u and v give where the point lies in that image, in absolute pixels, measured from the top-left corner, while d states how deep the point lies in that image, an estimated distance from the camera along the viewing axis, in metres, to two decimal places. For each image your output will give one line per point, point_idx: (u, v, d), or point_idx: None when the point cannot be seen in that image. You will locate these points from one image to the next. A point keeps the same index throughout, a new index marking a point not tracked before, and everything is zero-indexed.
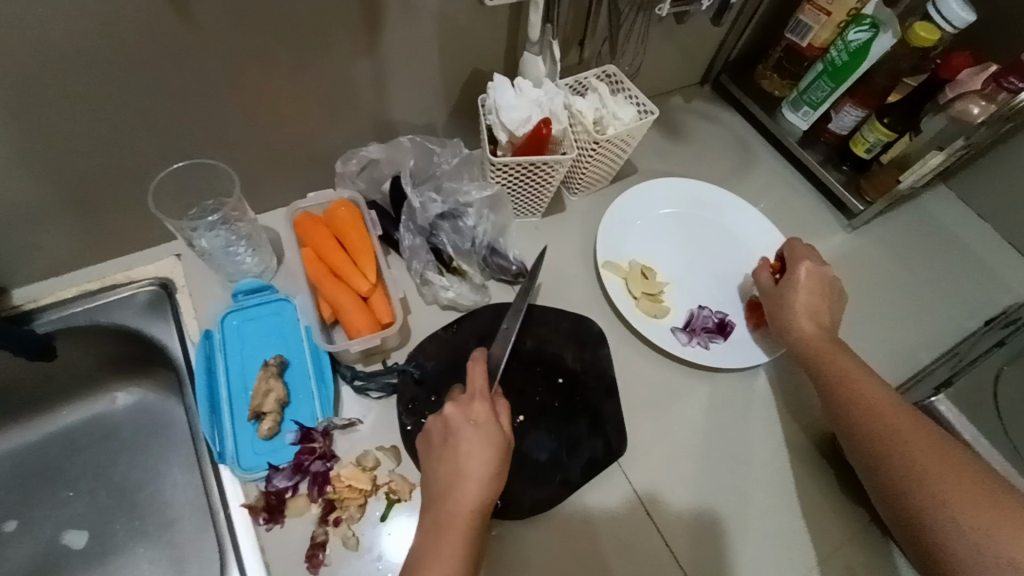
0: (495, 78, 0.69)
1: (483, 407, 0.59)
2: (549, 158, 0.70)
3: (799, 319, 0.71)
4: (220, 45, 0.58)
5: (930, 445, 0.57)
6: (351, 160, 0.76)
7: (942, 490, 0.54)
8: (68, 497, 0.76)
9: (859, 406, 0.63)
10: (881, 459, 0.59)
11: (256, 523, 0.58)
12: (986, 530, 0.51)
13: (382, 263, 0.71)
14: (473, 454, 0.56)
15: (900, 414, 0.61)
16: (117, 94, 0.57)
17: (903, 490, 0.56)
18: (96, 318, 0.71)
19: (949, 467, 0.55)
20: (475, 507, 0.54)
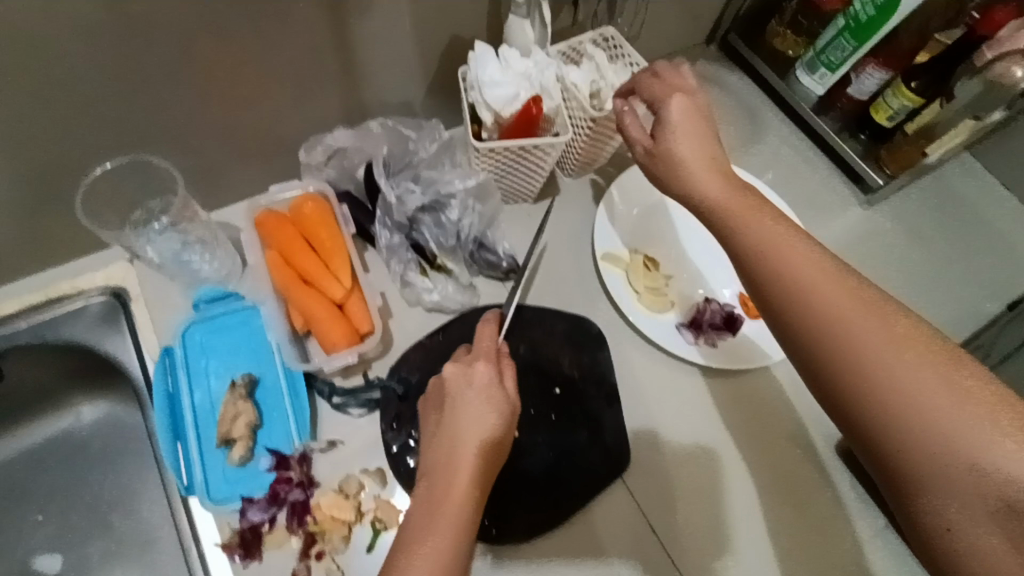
0: (476, 46, 0.60)
1: (486, 367, 0.55)
2: (540, 140, 0.61)
3: (687, 171, 0.52)
4: (141, 22, 0.48)
5: (901, 331, 0.40)
6: (316, 149, 0.67)
7: (932, 393, 0.38)
8: (37, 521, 0.72)
9: (792, 289, 0.43)
10: (846, 367, 0.40)
11: (232, 561, 0.54)
12: (976, 434, 0.36)
13: (357, 264, 0.64)
14: (474, 420, 0.52)
15: (840, 294, 0.42)
16: (24, 87, 0.48)
17: (857, 399, 0.40)
18: (45, 336, 0.64)
19: (926, 362, 0.39)
20: (476, 475, 0.49)
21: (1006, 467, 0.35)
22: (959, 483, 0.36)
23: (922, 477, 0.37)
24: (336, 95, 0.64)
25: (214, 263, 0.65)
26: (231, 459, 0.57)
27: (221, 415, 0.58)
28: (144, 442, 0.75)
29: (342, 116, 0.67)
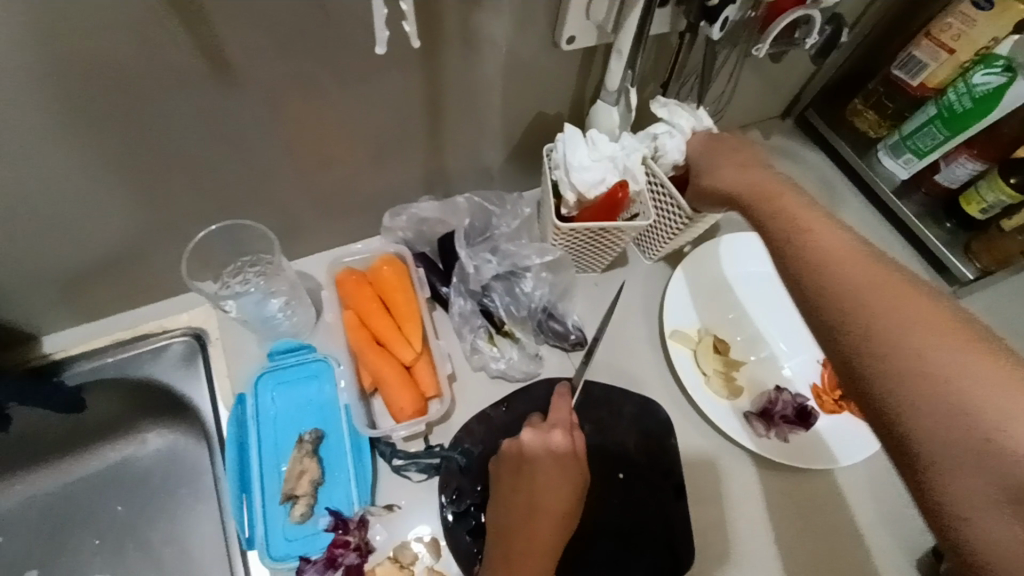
0: (566, 128, 0.61)
1: (562, 437, 0.55)
2: (621, 224, 0.61)
3: (726, 172, 0.58)
4: (262, 101, 0.52)
5: (923, 311, 0.40)
6: (400, 216, 0.69)
7: (952, 360, 0.37)
8: (94, 547, 0.74)
9: (811, 257, 0.45)
10: (856, 322, 0.41)
11: None
12: (1004, 409, 0.35)
13: (429, 329, 0.65)
14: (551, 488, 0.52)
15: (871, 280, 0.43)
16: (154, 155, 0.53)
17: (867, 367, 0.40)
18: (128, 371, 0.67)
19: (950, 337, 0.38)
20: (548, 548, 0.50)
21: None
22: (984, 461, 0.35)
23: (945, 458, 0.36)
24: (422, 163, 0.67)
25: (292, 317, 0.66)
26: (292, 517, 0.57)
27: (288, 471, 0.59)
28: (201, 474, 0.77)
29: (425, 181, 0.69)
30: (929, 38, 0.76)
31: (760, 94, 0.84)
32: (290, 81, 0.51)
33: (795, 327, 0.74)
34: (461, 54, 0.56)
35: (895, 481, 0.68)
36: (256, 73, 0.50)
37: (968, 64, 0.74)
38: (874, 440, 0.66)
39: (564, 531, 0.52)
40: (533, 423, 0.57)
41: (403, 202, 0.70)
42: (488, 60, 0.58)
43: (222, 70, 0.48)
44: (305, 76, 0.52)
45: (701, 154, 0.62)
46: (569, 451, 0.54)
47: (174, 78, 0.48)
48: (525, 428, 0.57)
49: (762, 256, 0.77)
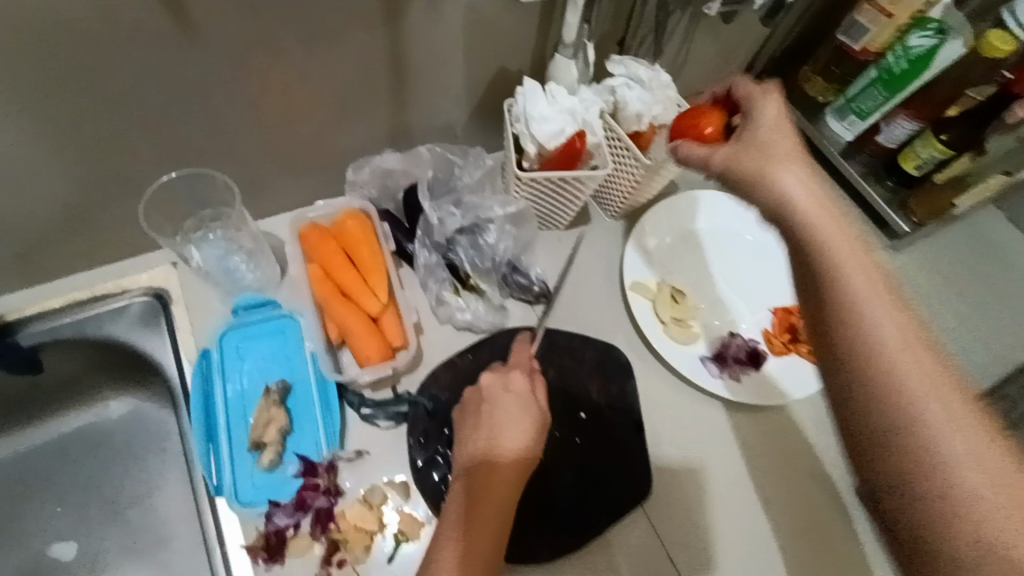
0: (525, 81, 0.62)
1: (521, 378, 0.57)
2: (582, 174, 0.63)
3: (784, 183, 0.47)
4: (218, 47, 0.51)
5: (930, 367, 0.39)
6: (363, 169, 0.69)
7: (941, 421, 0.37)
8: (54, 513, 0.72)
9: (832, 276, 0.43)
10: (856, 334, 0.41)
11: (256, 564, 0.54)
12: (980, 476, 0.36)
13: (395, 282, 0.66)
14: (512, 424, 0.54)
15: (895, 312, 0.41)
16: (103, 103, 0.51)
17: (858, 379, 0.40)
18: (84, 333, 0.65)
19: (947, 397, 0.38)
20: (509, 482, 0.52)
21: (994, 514, 0.35)
22: (951, 520, 0.36)
23: (909, 500, 0.37)
24: (384, 118, 0.66)
25: (255, 272, 0.67)
26: (260, 464, 0.58)
27: (255, 420, 0.59)
28: (167, 437, 0.76)
29: (387, 138, 0.69)
30: (869, 4, 0.80)
31: (717, 59, 0.86)
32: (245, 25, 0.50)
33: (750, 278, 0.78)
34: (422, 2, 0.56)
35: None
36: (211, 17, 0.48)
37: (906, 28, 0.79)
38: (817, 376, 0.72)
39: (526, 466, 0.53)
40: (494, 367, 0.59)
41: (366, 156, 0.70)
42: (449, 10, 0.58)
43: (173, 12, 0.47)
44: (262, 21, 0.51)
45: (742, 165, 0.50)
46: (527, 390, 0.56)
47: (122, 18, 0.46)
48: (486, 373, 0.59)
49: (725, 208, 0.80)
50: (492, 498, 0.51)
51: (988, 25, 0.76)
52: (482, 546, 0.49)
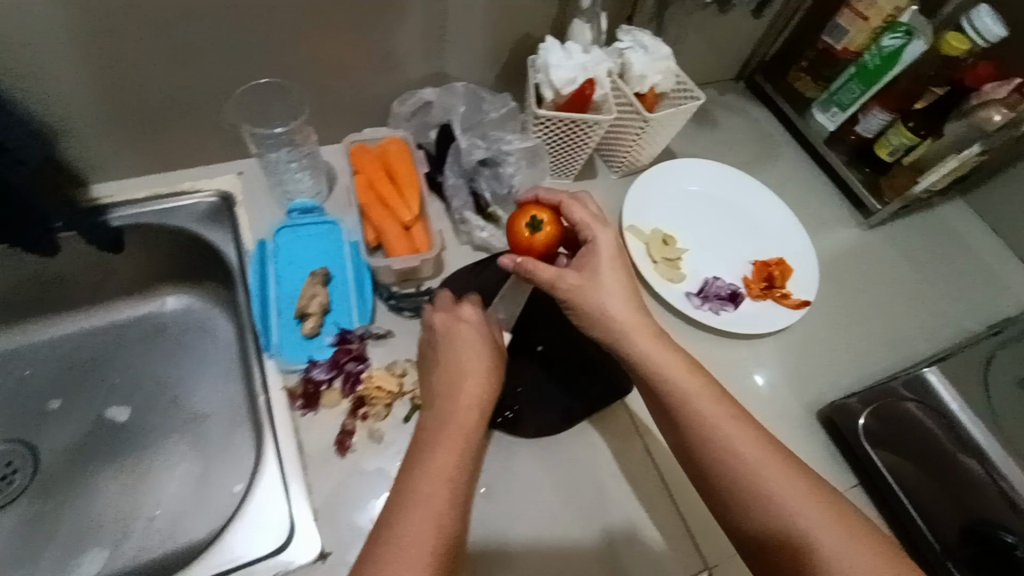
0: (549, 39, 0.75)
1: (471, 309, 0.62)
2: (590, 120, 0.76)
3: (605, 301, 0.60)
4: None
5: (734, 424, 0.56)
6: (406, 102, 0.81)
7: (753, 470, 0.54)
8: (113, 384, 0.82)
9: (684, 431, 0.58)
10: (709, 482, 0.57)
11: (293, 408, 0.65)
12: (779, 496, 0.53)
13: (427, 198, 0.77)
14: (466, 350, 0.58)
15: (711, 391, 0.59)
16: (207, 21, 0.64)
17: (716, 505, 0.56)
18: (160, 222, 0.76)
19: (749, 441, 0.56)
20: (475, 398, 0.55)
21: (788, 511, 0.52)
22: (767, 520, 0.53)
23: (740, 517, 0.54)
24: (425, 61, 0.79)
25: (308, 180, 0.79)
26: (303, 330, 0.68)
27: (302, 293, 0.70)
28: (215, 331, 0.86)
29: (426, 80, 0.81)
30: (850, 8, 0.92)
31: (714, 47, 0.99)
32: None
33: (732, 235, 0.89)
34: None
35: (802, 355, 0.82)
36: None
37: (878, 30, 0.91)
38: (787, 316, 0.82)
39: (487, 396, 0.56)
40: (444, 300, 0.64)
41: (408, 92, 0.82)
42: None
43: None
44: None
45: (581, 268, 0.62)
46: (476, 316, 0.61)
47: None
48: (440, 296, 0.65)
49: (714, 178, 0.93)
50: (457, 430, 0.52)
51: (948, 28, 0.88)
52: (454, 474, 0.49)
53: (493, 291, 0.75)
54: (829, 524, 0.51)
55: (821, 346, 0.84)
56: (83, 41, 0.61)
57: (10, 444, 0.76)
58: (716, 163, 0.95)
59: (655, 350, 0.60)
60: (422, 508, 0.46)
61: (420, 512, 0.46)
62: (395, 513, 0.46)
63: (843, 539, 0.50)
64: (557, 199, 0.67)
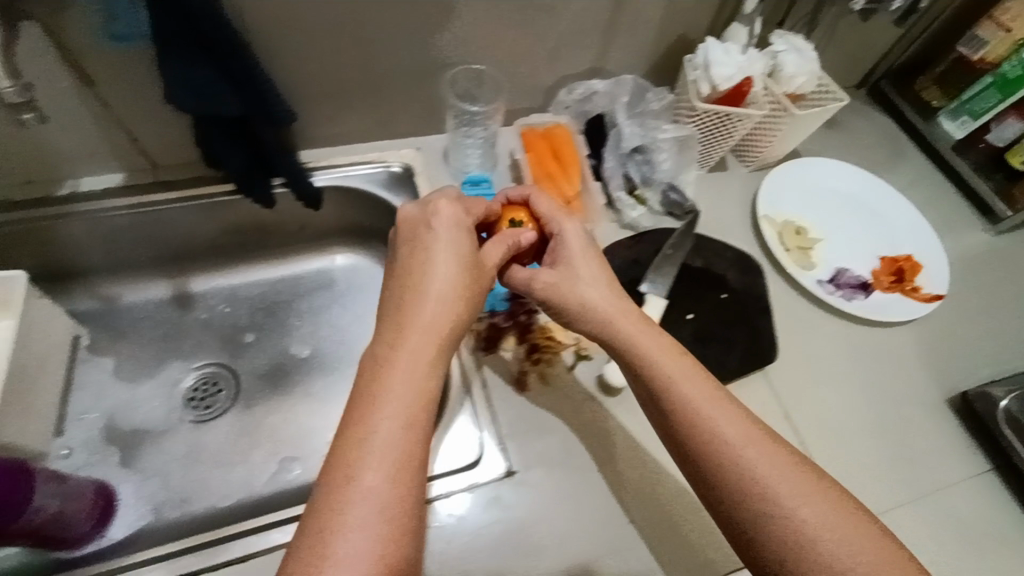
0: (708, 41, 0.82)
1: (450, 210, 0.61)
2: (745, 112, 0.83)
3: (586, 291, 0.63)
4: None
5: (731, 414, 0.55)
6: (574, 91, 0.90)
7: (755, 461, 0.52)
8: (295, 325, 0.94)
9: (679, 421, 0.56)
10: (703, 473, 0.54)
11: (477, 347, 0.76)
12: (781, 488, 0.51)
13: (587, 175, 0.86)
14: (441, 259, 0.58)
15: (690, 367, 0.58)
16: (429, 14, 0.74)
17: (714, 498, 0.54)
18: (352, 184, 0.87)
19: (752, 434, 0.54)
20: (442, 319, 0.54)
21: (791, 506, 0.50)
22: (770, 517, 0.50)
23: (741, 513, 0.52)
24: (590, 54, 0.88)
25: (481, 154, 0.90)
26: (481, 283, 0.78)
27: None
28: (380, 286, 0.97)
29: (587, 72, 0.90)
30: (991, 20, 0.95)
31: (849, 52, 1.03)
32: None
33: (862, 229, 0.93)
34: None
35: (932, 346, 0.86)
36: None
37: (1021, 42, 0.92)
38: (919, 309, 0.86)
39: (453, 318, 0.55)
40: (427, 216, 0.61)
41: (573, 81, 0.91)
42: None
43: None
44: None
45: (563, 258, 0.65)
46: (453, 218, 0.61)
47: None
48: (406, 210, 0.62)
49: (847, 174, 0.97)
50: (409, 358, 0.51)
51: None
52: (416, 407, 0.49)
53: (646, 261, 0.82)
54: (836, 520, 0.49)
55: (949, 338, 0.87)
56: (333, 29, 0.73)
57: (215, 367, 0.90)
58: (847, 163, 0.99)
59: (638, 328, 0.61)
60: (381, 447, 0.46)
61: (379, 448, 0.46)
62: (355, 449, 0.46)
63: (826, 511, 0.50)
64: (522, 194, 0.71)
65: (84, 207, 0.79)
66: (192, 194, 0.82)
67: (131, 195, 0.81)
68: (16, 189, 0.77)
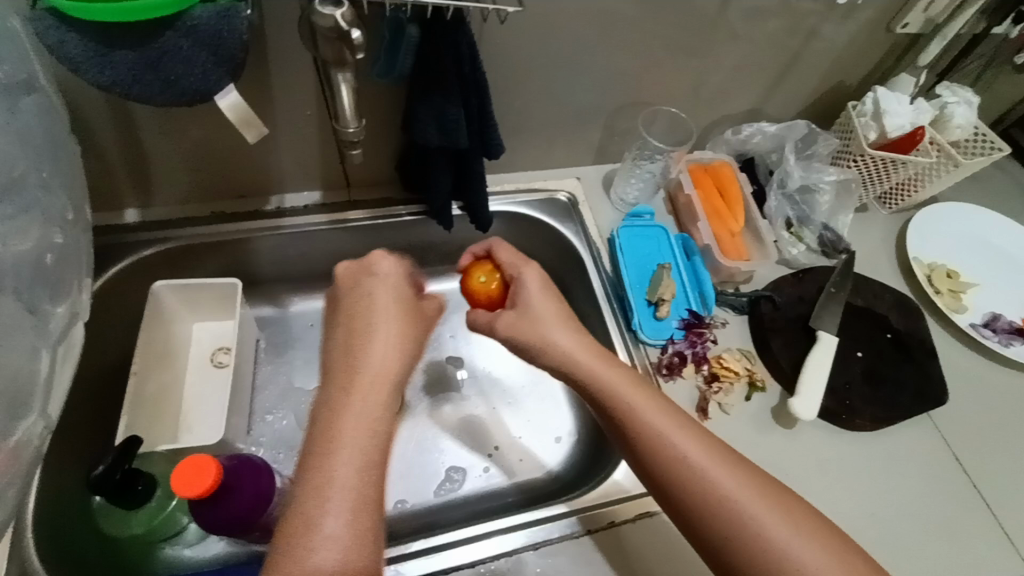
0: (878, 89, 0.85)
1: (393, 265, 0.56)
2: (914, 157, 0.86)
3: (551, 327, 0.62)
4: (697, 38, 0.81)
5: (698, 443, 0.56)
6: (741, 132, 0.93)
7: (728, 489, 0.53)
8: (447, 338, 0.97)
9: (648, 453, 0.56)
10: (679, 505, 0.55)
11: (658, 375, 0.78)
12: (759, 517, 0.52)
13: (753, 212, 0.89)
14: (376, 309, 0.53)
15: (654, 399, 0.58)
16: (621, 61, 0.81)
17: (693, 530, 0.55)
18: (520, 210, 0.92)
19: (723, 460, 0.55)
20: (389, 372, 0.50)
21: (773, 533, 0.51)
22: (754, 548, 0.51)
23: (721, 544, 0.53)
24: (752, 99, 0.93)
25: (643, 186, 0.94)
26: (658, 313, 0.82)
27: (656, 283, 0.83)
28: None
29: (745, 115, 0.95)
30: None
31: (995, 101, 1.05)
32: (722, 27, 0.80)
33: (1013, 276, 0.94)
34: (825, 28, 0.84)
35: None
36: (708, 19, 0.79)
37: None
38: None
39: (404, 370, 0.51)
40: (348, 268, 0.56)
41: (738, 124, 0.96)
42: (836, 34, 0.85)
43: (693, 16, 0.78)
44: (730, 28, 0.81)
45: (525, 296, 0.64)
46: (395, 273, 0.56)
47: (668, 14, 0.76)
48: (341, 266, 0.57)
49: (995, 220, 0.97)
50: (362, 412, 0.47)
51: None
52: (371, 461, 0.45)
53: (810, 299, 0.86)
54: (817, 548, 0.50)
55: None
56: (537, 73, 0.80)
57: None
58: (992, 208, 0.99)
59: (595, 362, 0.60)
60: (338, 487, 0.44)
61: (335, 502, 0.43)
62: (315, 500, 0.43)
63: (802, 533, 0.51)
64: (484, 247, 0.73)
65: (289, 221, 0.85)
66: (380, 213, 0.88)
67: (330, 211, 0.87)
68: (231, 203, 0.85)
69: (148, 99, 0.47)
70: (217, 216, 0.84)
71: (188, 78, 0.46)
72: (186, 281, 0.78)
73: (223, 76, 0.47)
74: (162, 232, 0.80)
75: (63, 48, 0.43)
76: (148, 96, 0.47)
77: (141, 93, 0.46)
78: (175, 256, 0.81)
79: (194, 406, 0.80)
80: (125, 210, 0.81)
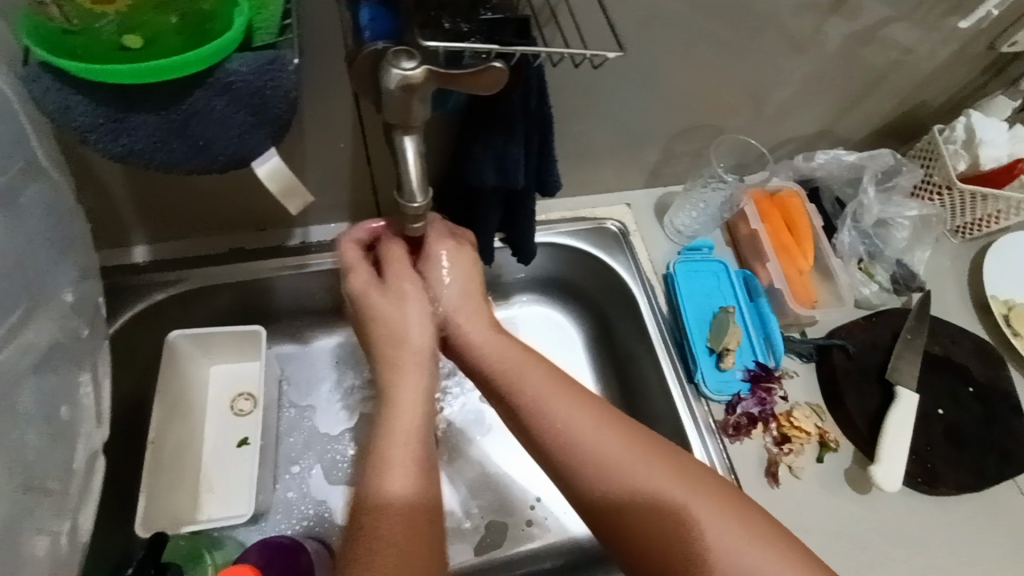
0: (972, 113, 0.77)
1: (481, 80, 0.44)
2: (1007, 193, 0.78)
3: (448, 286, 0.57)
4: (767, 61, 0.72)
5: (587, 411, 0.52)
6: (813, 158, 0.85)
7: (618, 457, 0.50)
8: None
9: (537, 428, 0.52)
10: (572, 481, 0.51)
11: (724, 434, 0.72)
12: (645, 479, 0.49)
13: (825, 247, 0.81)
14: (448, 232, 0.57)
15: (543, 368, 0.54)
16: (684, 85, 0.73)
17: (589, 505, 0.51)
18: (566, 242, 0.83)
19: (613, 426, 0.51)
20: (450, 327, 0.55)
21: (663, 492, 0.48)
22: (646, 515, 0.48)
23: (616, 514, 0.49)
24: (822, 122, 0.84)
25: (704, 219, 0.86)
26: (722, 363, 0.75)
27: (720, 330, 0.76)
28: (577, 343, 0.89)
29: (813, 137, 0.87)
30: None
31: None
32: (796, 49, 0.71)
33: None
34: (911, 47, 0.75)
35: None
36: (782, 40, 0.70)
37: None
38: None
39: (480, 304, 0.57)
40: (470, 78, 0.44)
41: (808, 150, 0.88)
42: (922, 55, 0.76)
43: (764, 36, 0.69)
44: (805, 48, 0.72)
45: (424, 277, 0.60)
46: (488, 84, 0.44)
47: (740, 35, 0.68)
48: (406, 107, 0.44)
49: None
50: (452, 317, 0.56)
51: None
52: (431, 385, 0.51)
53: (884, 347, 0.79)
54: (715, 507, 0.47)
55: None
56: (594, 97, 0.71)
57: None
58: None
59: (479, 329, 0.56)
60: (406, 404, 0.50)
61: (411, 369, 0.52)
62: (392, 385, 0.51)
63: (697, 493, 0.48)
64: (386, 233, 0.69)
65: (315, 258, 0.76)
66: None
67: None
68: (250, 237, 0.76)
69: (175, 166, 0.42)
70: (234, 252, 0.75)
71: (222, 144, 0.41)
72: (204, 329, 0.70)
73: (263, 140, 0.42)
74: (174, 271, 0.73)
75: (68, 115, 0.38)
76: (173, 164, 0.42)
77: (164, 160, 0.41)
78: (190, 299, 0.73)
79: (216, 464, 0.73)
80: (132, 247, 0.73)
